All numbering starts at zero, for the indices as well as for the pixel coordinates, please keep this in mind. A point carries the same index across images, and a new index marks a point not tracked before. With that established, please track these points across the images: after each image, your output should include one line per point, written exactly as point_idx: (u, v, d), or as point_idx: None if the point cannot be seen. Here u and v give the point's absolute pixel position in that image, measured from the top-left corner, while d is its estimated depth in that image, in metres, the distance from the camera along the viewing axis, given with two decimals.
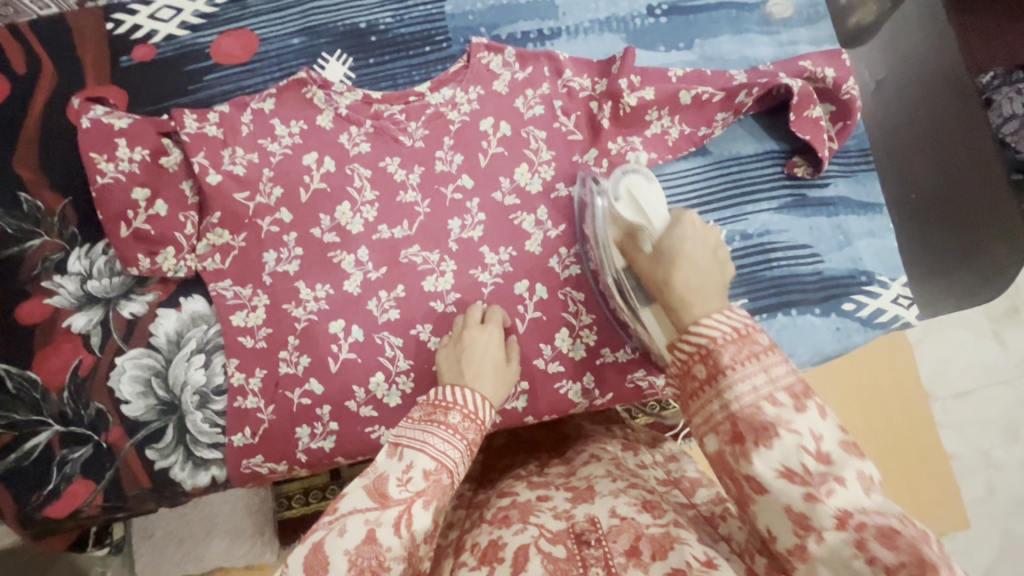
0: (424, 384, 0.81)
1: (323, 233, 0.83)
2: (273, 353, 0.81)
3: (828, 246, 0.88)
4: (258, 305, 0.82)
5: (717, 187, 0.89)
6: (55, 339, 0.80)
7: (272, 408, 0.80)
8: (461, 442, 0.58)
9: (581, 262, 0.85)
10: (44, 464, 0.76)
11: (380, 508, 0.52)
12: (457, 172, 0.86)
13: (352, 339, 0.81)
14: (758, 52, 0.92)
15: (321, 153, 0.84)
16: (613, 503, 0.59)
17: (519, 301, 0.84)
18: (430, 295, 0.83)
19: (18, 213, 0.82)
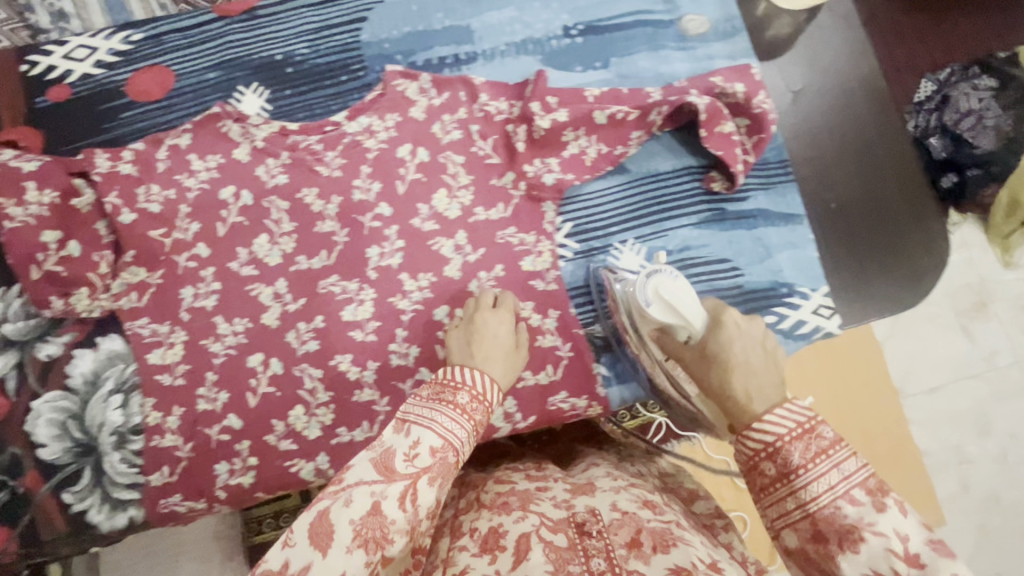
0: (343, 416, 0.81)
1: (240, 266, 0.84)
2: (191, 389, 0.81)
3: (749, 260, 0.87)
4: (176, 342, 0.82)
5: (635, 206, 0.89)
6: None
7: (190, 445, 0.79)
8: (469, 423, 0.60)
9: (501, 284, 0.85)
10: None
11: (386, 481, 0.53)
12: (375, 200, 0.87)
13: (271, 372, 0.82)
14: (674, 69, 0.92)
15: (238, 186, 0.86)
16: (612, 499, 0.63)
17: (439, 327, 0.84)
18: (348, 325, 0.83)
19: None
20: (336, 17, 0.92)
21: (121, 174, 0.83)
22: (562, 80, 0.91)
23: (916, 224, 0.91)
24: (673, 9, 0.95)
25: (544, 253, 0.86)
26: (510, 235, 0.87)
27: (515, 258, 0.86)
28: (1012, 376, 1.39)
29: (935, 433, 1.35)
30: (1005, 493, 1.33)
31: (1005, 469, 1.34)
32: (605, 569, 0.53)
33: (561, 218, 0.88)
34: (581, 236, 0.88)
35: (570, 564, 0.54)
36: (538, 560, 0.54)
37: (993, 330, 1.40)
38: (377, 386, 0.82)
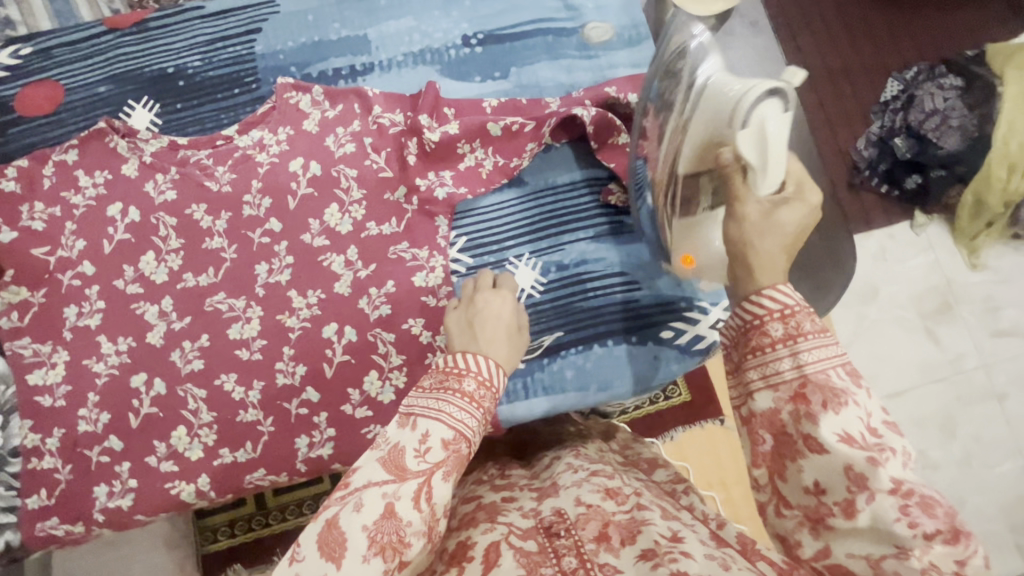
0: (226, 438, 0.81)
1: (125, 284, 0.84)
2: (71, 411, 0.80)
3: (647, 273, 0.86)
4: (58, 361, 0.81)
5: (530, 220, 0.89)
6: None
7: (70, 467, 0.79)
8: (477, 409, 0.62)
9: (391, 302, 0.84)
10: None
11: (399, 479, 0.57)
12: (265, 216, 0.87)
13: (154, 393, 0.81)
14: (575, 78, 0.95)
15: (125, 204, 0.86)
16: (577, 494, 0.64)
17: (328, 344, 0.83)
18: (234, 342, 0.83)
19: None
20: (233, 28, 0.98)
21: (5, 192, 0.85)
22: (462, 90, 0.95)
23: (823, 236, 0.89)
24: (575, 18, 0.99)
25: (437, 268, 0.86)
26: (402, 250, 0.87)
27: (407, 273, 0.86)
28: (973, 378, 1.50)
29: (911, 432, 1.48)
30: (970, 495, 1.44)
31: (968, 470, 1.45)
32: (576, 565, 0.55)
33: (454, 233, 0.89)
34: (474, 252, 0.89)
35: (542, 566, 0.56)
36: (509, 565, 0.56)
37: (957, 331, 1.54)
38: (261, 403, 0.81)
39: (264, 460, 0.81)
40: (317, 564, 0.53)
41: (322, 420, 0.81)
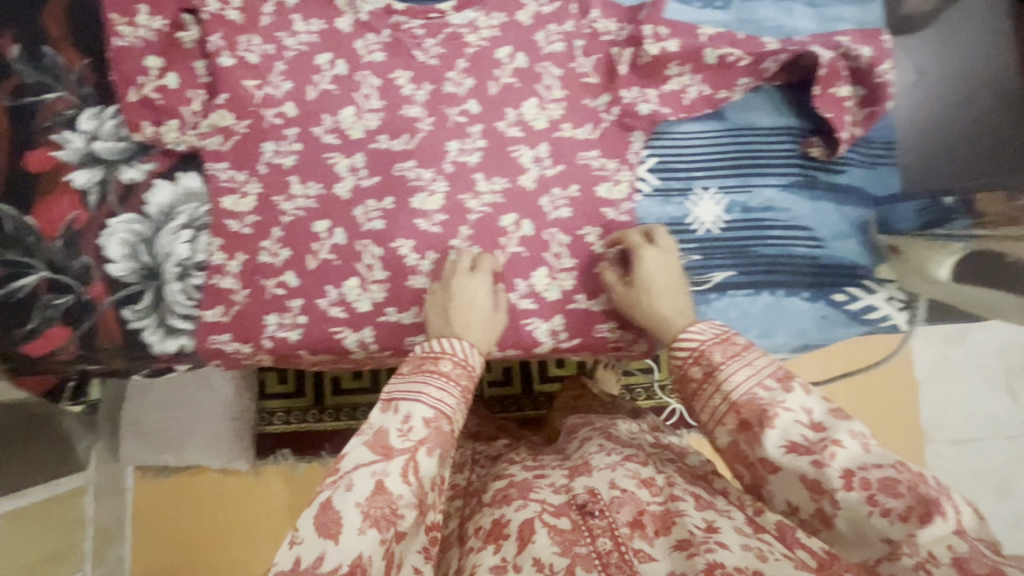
0: (407, 296, 0.82)
1: (323, 133, 0.85)
2: (255, 240, 0.83)
3: (832, 233, 0.83)
4: (250, 192, 0.84)
5: (725, 153, 0.85)
6: (55, 188, 0.83)
7: (246, 292, 0.82)
8: (456, 390, 0.61)
9: (573, 207, 0.84)
10: (27, 303, 0.81)
11: (385, 459, 0.54)
12: (465, 95, 0.86)
13: (333, 241, 0.83)
14: (796, 23, 0.87)
15: (334, 55, 0.86)
16: (502, 487, 0.62)
17: (503, 234, 0.84)
18: (414, 213, 0.84)
19: (39, 66, 0.85)
20: None
21: (227, 18, 0.82)
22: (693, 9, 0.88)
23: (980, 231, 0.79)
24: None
25: (623, 183, 0.84)
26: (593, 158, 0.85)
27: (591, 181, 0.84)
28: None
29: None
30: None
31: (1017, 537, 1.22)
32: (500, 564, 0.55)
33: (646, 151, 0.86)
34: (694, 146, 0.86)
35: (457, 555, 0.56)
36: (425, 563, 0.55)
37: None
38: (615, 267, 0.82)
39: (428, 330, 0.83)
40: (369, 548, 0.51)
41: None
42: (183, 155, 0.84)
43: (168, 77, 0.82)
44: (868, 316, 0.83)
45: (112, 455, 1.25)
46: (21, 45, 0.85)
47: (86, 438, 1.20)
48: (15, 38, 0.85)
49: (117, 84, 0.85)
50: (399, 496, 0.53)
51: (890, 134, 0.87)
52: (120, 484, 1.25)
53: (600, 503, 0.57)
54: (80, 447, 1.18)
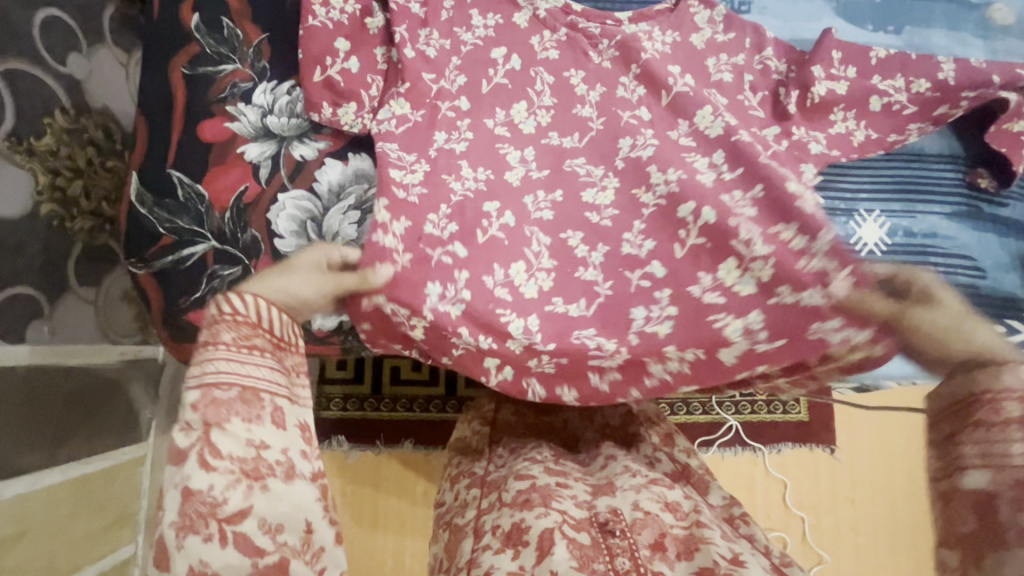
0: (578, 291, 0.82)
1: (495, 125, 0.85)
2: (421, 210, 0.80)
3: (995, 266, 0.84)
4: (419, 170, 0.82)
5: (891, 178, 0.87)
6: (227, 160, 0.83)
7: (408, 256, 0.78)
8: (225, 351, 0.56)
9: (757, 209, 0.79)
10: (197, 271, 0.81)
11: (179, 465, 0.54)
12: (636, 102, 0.86)
13: (503, 221, 0.82)
14: (969, 52, 0.88)
15: (509, 50, 0.87)
16: (634, 498, 0.74)
17: (682, 225, 0.80)
18: (585, 207, 0.84)
19: (218, 37, 0.85)
20: None
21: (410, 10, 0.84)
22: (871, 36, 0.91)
23: None
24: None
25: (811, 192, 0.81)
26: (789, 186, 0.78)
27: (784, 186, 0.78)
28: None
29: None
30: None
31: None
32: (629, 567, 0.64)
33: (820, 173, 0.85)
34: (874, 163, 0.88)
35: (592, 561, 0.64)
36: (562, 556, 0.63)
37: None
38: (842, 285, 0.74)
39: (600, 329, 0.80)
40: (236, 560, 0.53)
41: (664, 296, 0.80)
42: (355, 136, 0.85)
43: (351, 61, 0.83)
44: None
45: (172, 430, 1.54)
46: (200, 15, 0.85)
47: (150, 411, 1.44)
48: (196, 8, 0.85)
49: (293, 61, 0.85)
50: (200, 492, 0.53)
51: None
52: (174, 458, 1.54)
53: (622, 526, 0.69)
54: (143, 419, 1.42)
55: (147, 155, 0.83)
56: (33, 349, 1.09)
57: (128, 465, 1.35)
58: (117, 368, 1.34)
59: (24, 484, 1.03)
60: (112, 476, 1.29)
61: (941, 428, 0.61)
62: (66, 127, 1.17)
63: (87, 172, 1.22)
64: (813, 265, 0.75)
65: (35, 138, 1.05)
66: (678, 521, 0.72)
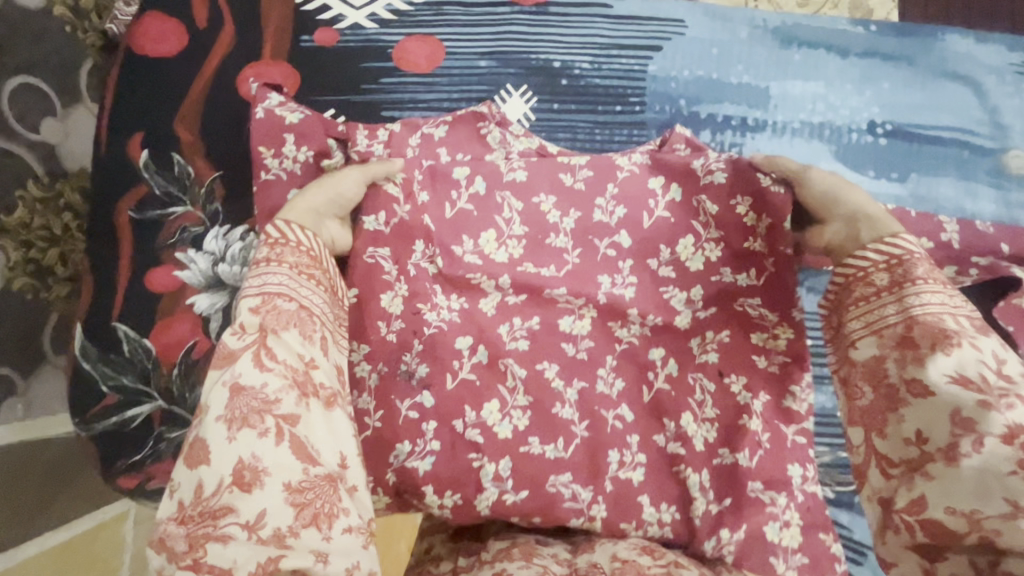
0: (535, 503, 0.67)
1: (464, 253, 0.72)
2: (399, 351, 0.69)
3: None
4: (400, 291, 0.70)
5: None
6: (175, 311, 0.78)
7: (379, 415, 0.68)
8: (280, 266, 0.57)
9: (723, 353, 0.71)
10: (140, 433, 0.77)
11: (227, 365, 0.52)
12: (616, 226, 0.73)
13: (476, 359, 0.70)
14: (979, 207, 0.80)
15: (473, 169, 0.73)
16: (614, 549, 0.63)
17: (652, 368, 0.72)
18: (542, 356, 0.71)
19: (168, 175, 0.80)
20: (632, 38, 0.84)
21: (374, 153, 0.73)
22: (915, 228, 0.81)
23: None
24: (999, 137, 0.82)
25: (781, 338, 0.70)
26: (749, 241, 0.71)
27: (744, 326, 0.71)
28: None
29: None
30: None
31: None
32: None
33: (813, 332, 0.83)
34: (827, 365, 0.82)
35: None
36: None
37: None
38: (769, 455, 0.67)
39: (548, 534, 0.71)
40: (274, 506, 0.48)
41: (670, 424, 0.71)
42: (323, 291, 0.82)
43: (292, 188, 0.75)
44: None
45: None
46: (150, 150, 0.80)
47: None
48: (146, 141, 0.80)
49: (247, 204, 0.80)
50: (253, 388, 0.51)
51: None
52: None
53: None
54: None
55: (91, 304, 0.78)
56: None
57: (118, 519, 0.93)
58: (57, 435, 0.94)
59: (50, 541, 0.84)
60: (95, 537, 0.89)
61: (828, 320, 0.62)
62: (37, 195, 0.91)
63: None
64: (755, 425, 0.68)
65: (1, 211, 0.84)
66: (655, 562, 0.60)
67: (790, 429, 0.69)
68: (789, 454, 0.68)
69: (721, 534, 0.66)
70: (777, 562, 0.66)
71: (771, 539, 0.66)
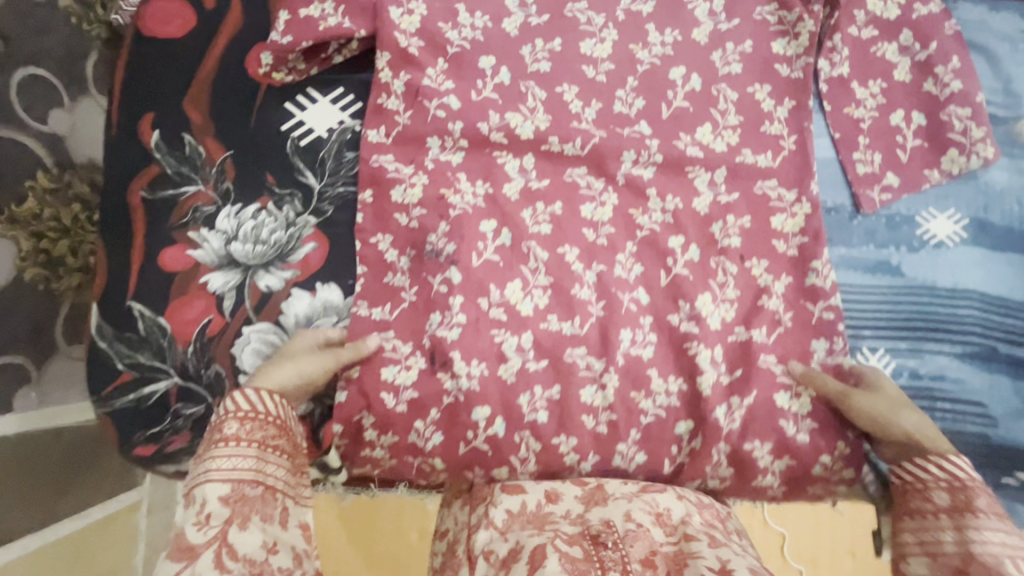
0: (553, 374, 0.76)
1: (489, 130, 0.81)
2: (422, 236, 0.79)
3: (1005, 411, 0.78)
4: (418, 183, 0.80)
5: (903, 316, 0.79)
6: (190, 290, 0.79)
7: (414, 289, 0.78)
8: (248, 448, 0.63)
9: (744, 236, 0.79)
10: (158, 410, 0.78)
11: (189, 563, 0.57)
12: (635, 117, 0.82)
13: (499, 242, 0.79)
14: (992, 177, 0.80)
15: (498, 62, 0.82)
16: (626, 508, 0.69)
17: (670, 254, 0.79)
18: (563, 239, 0.79)
19: (179, 155, 0.80)
20: None
21: (412, 55, 0.81)
22: (969, 264, 0.79)
23: None
24: (1011, 105, 0.82)
25: (798, 216, 0.80)
26: (746, 155, 0.81)
27: (765, 212, 0.80)
28: None
29: None
30: None
31: None
32: None
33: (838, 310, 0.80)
34: (887, 338, 0.79)
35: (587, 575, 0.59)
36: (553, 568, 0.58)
37: None
38: (790, 333, 0.78)
39: (542, 453, 0.75)
40: None
41: (648, 322, 0.78)
42: (325, 263, 0.80)
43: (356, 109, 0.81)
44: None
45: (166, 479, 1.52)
46: (160, 131, 0.80)
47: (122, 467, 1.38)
48: (156, 123, 0.81)
49: (259, 181, 0.81)
50: None
51: None
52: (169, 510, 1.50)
53: (615, 537, 0.63)
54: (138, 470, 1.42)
55: (107, 286, 0.79)
56: (19, 419, 1.10)
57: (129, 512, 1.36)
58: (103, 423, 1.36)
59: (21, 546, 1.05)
60: (100, 529, 1.26)
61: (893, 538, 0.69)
62: (47, 186, 1.12)
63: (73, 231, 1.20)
64: (771, 304, 0.78)
65: (14, 205, 1.06)
66: (667, 536, 0.66)
67: (817, 306, 0.78)
68: (817, 331, 0.77)
69: (731, 400, 0.75)
70: (786, 425, 0.75)
71: (782, 406, 0.76)
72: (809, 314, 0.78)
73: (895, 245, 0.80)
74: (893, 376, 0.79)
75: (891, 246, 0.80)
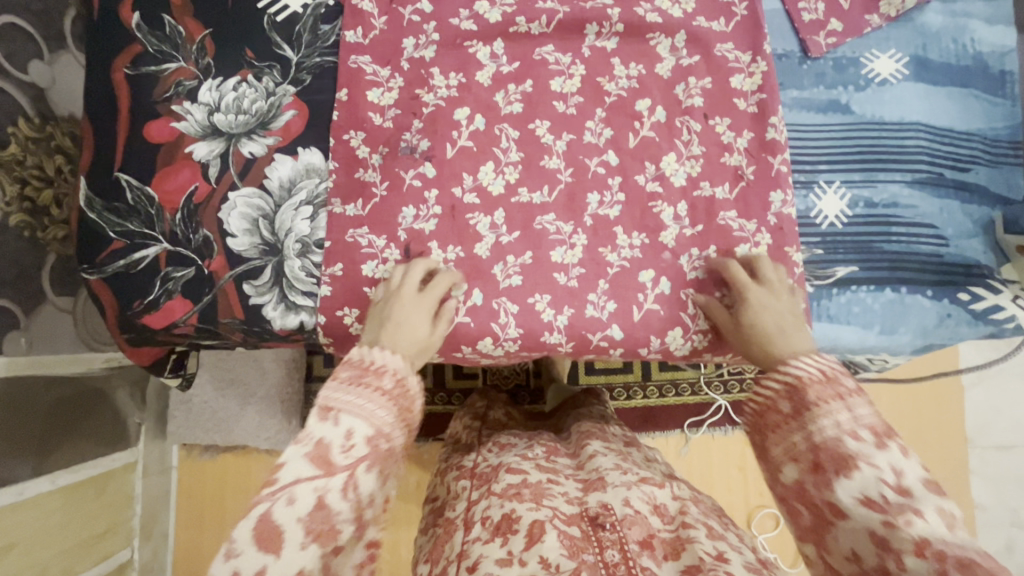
0: (525, 242, 0.80)
1: (461, 22, 0.84)
2: (396, 134, 0.83)
3: (956, 230, 0.83)
4: (394, 87, 0.84)
5: (853, 149, 0.84)
6: (175, 159, 0.82)
7: (386, 185, 0.81)
8: (393, 406, 0.56)
9: (707, 98, 0.84)
10: (149, 275, 0.80)
11: (325, 475, 0.51)
12: None
13: (474, 127, 0.82)
14: (926, 18, 0.87)
15: None
16: (626, 495, 0.73)
17: (637, 117, 0.83)
18: (535, 115, 0.83)
19: (160, 34, 0.84)
20: None
21: None
22: (912, 98, 0.85)
23: None
24: None
25: (756, 74, 0.84)
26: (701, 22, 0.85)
27: (725, 73, 0.84)
28: None
29: None
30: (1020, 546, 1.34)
31: None
32: (618, 560, 0.64)
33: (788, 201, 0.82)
34: (843, 171, 0.84)
35: (583, 553, 0.65)
36: (552, 543, 0.65)
37: None
38: (751, 187, 0.82)
39: (521, 315, 0.79)
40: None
41: (616, 183, 0.82)
42: (303, 132, 0.83)
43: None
44: (993, 317, 0.82)
45: (162, 435, 1.48)
46: (141, 13, 0.84)
47: (136, 414, 1.40)
48: (135, 6, 0.84)
49: (237, 58, 0.84)
50: None
51: (1017, 130, 0.86)
52: (166, 461, 1.48)
53: (612, 519, 0.69)
54: (132, 423, 1.39)
55: (95, 162, 0.82)
56: (10, 361, 1.04)
57: (120, 472, 1.32)
58: (102, 376, 1.30)
59: (14, 493, 1.01)
60: (95, 488, 1.23)
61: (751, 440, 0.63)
62: (31, 135, 1.08)
63: (56, 181, 1.14)
64: (733, 161, 0.83)
65: None
66: (666, 524, 0.71)
67: (775, 160, 0.82)
68: (774, 184, 0.82)
69: (692, 250, 0.81)
70: None
71: (742, 257, 0.81)
72: (769, 166, 0.82)
73: (843, 86, 0.86)
74: (849, 206, 0.83)
75: (839, 87, 0.86)
